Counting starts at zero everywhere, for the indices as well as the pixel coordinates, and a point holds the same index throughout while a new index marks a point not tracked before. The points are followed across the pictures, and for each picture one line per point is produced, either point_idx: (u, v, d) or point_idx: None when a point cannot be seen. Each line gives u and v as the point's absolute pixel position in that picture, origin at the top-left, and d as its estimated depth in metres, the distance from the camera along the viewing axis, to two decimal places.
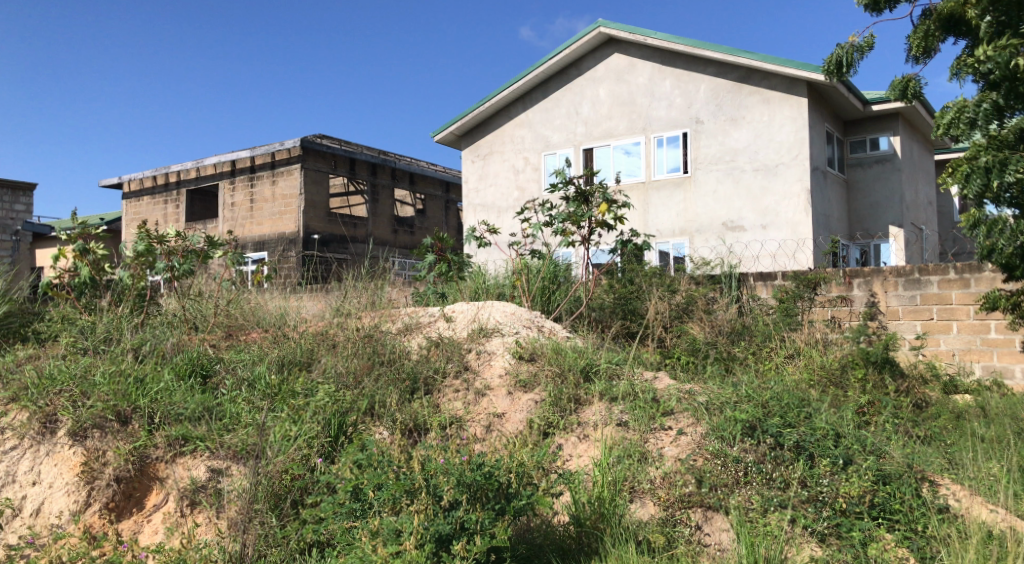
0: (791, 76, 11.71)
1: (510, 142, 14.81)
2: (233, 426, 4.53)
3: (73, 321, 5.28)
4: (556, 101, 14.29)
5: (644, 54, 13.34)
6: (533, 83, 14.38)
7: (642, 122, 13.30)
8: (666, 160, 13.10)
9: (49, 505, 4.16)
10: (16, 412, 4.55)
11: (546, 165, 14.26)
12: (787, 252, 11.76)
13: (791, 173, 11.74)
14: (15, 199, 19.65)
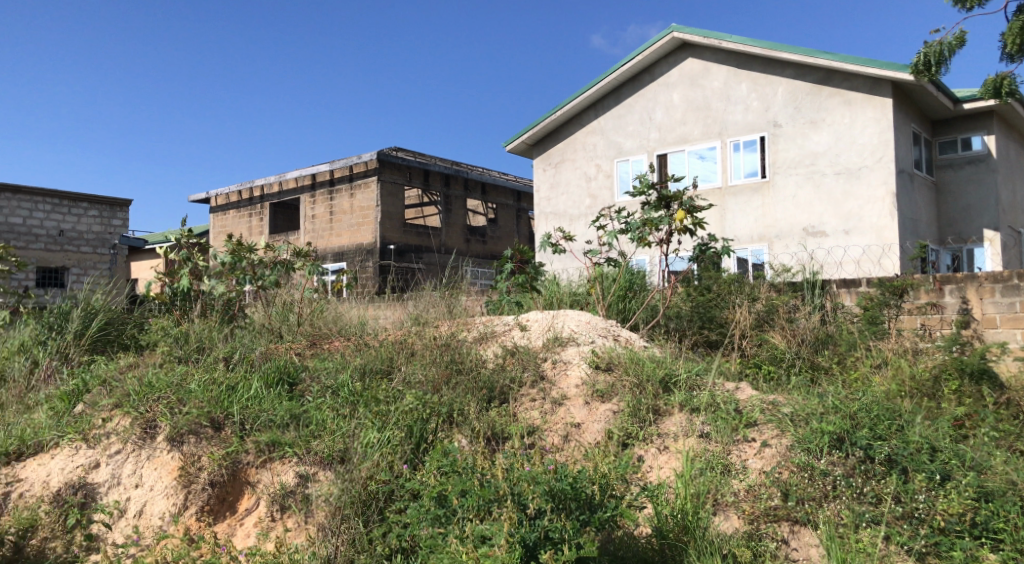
0: (874, 76, 11.36)
1: (582, 149, 14.80)
2: (320, 433, 4.67)
3: (169, 330, 5.53)
4: (628, 107, 14.22)
5: (719, 58, 13.18)
6: (606, 90, 14.35)
7: (717, 126, 13.10)
8: (743, 165, 12.84)
9: (150, 507, 4.34)
10: (119, 418, 4.76)
11: (618, 173, 14.19)
12: (873, 258, 11.38)
13: (875, 176, 11.38)
14: (113, 214, 20.75)
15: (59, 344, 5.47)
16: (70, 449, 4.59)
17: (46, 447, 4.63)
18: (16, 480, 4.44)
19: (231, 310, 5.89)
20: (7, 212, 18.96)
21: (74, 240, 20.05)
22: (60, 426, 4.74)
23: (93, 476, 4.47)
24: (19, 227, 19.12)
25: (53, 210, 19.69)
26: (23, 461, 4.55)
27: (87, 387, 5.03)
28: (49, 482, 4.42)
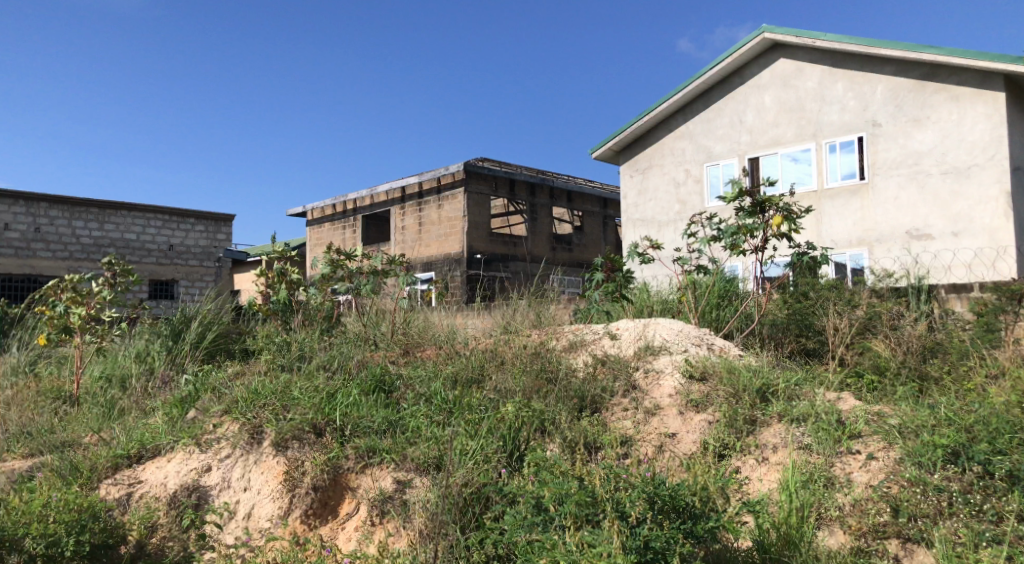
0: (984, 70, 10.80)
1: (670, 155, 14.61)
2: (416, 440, 4.76)
3: (273, 340, 5.77)
4: (718, 110, 13.99)
5: (812, 57, 12.84)
6: (694, 93, 14.17)
7: (812, 128, 12.73)
8: (840, 166, 12.41)
9: (259, 510, 4.54)
10: (228, 424, 4.99)
11: (708, 177, 13.96)
12: (986, 261, 10.80)
13: (986, 175, 10.80)
14: (218, 228, 21.84)
15: (175, 354, 5.79)
16: (185, 453, 4.83)
17: (163, 451, 4.88)
18: (137, 481, 4.69)
19: (331, 319, 6.10)
20: (124, 228, 20.21)
21: (183, 254, 21.15)
22: (175, 430, 5.00)
23: (206, 479, 4.69)
24: (134, 243, 20.35)
25: (164, 225, 20.84)
26: (143, 463, 4.81)
27: (198, 394, 5.31)
28: (166, 484, 4.65)
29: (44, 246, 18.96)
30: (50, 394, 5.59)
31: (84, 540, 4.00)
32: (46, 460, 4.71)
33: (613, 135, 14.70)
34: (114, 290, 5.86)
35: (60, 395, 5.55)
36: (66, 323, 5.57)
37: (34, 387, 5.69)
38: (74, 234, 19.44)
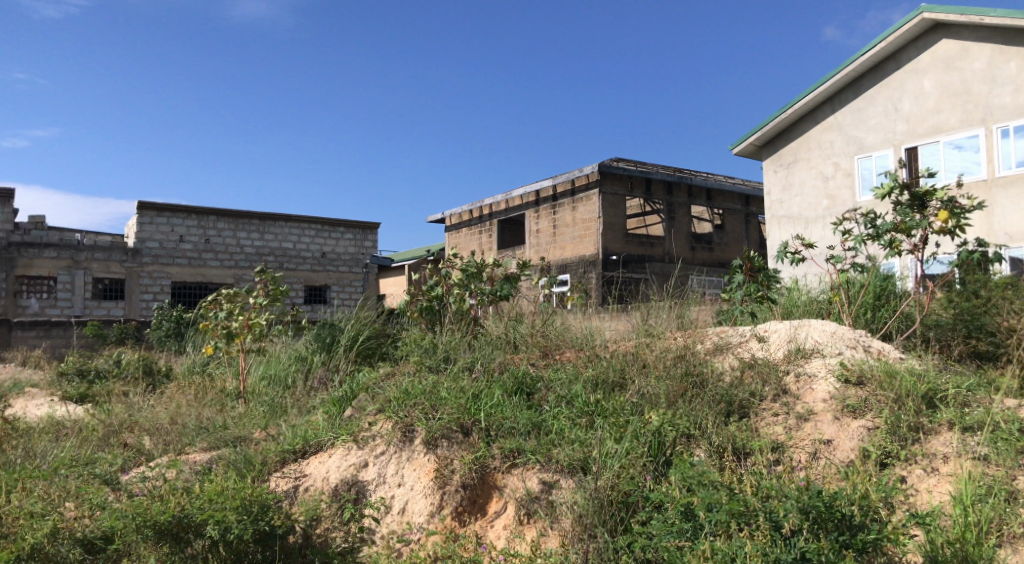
0: None
1: (817, 147, 14.12)
2: (560, 441, 4.80)
3: (420, 342, 6.04)
4: (870, 99, 13.33)
5: (980, 36, 11.87)
6: (843, 83, 13.64)
7: (980, 112, 11.74)
8: (1014, 152, 11.33)
9: (412, 505, 4.72)
10: (382, 422, 5.24)
11: (860, 170, 13.32)
12: None
13: None
14: (365, 236, 23.22)
15: (329, 356, 6.20)
16: (344, 448, 5.12)
17: (325, 447, 5.19)
18: (302, 475, 5.00)
19: (471, 323, 6.31)
20: (281, 238, 21.76)
21: (334, 261, 22.64)
22: (334, 428, 5.31)
23: (364, 474, 4.94)
24: (291, 251, 21.90)
25: (317, 234, 22.40)
26: (307, 458, 5.13)
27: (354, 394, 5.63)
28: (328, 478, 4.95)
29: (213, 256, 20.60)
30: (225, 393, 6.09)
31: (251, 527, 4.28)
32: (223, 453, 5.10)
33: (755, 130, 14.44)
34: (269, 296, 6.23)
35: (233, 393, 6.06)
36: (229, 329, 6.02)
37: (209, 387, 6.20)
38: (238, 244, 21.03)
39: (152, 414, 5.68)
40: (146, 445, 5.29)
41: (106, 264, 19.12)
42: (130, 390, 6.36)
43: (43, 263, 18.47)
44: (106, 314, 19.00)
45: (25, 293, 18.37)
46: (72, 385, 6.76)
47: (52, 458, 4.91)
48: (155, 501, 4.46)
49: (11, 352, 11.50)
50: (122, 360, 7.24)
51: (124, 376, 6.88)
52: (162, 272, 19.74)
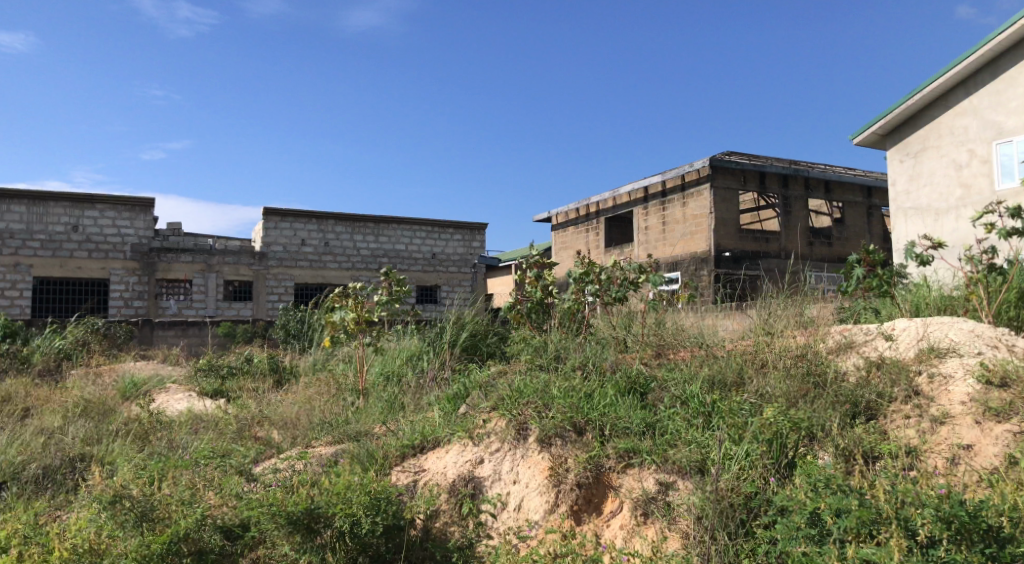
0: None
1: (949, 134, 13.06)
2: (676, 442, 4.72)
3: (529, 342, 6.12)
4: (1012, 80, 12.13)
5: None
6: (979, 64, 12.50)
7: None
8: None
9: (527, 502, 4.77)
10: (496, 420, 5.35)
11: (999, 157, 12.16)
12: None
13: None
14: (473, 237, 23.67)
15: (438, 353, 6.38)
16: (460, 445, 5.25)
17: (442, 443, 5.34)
18: (421, 470, 5.16)
19: (581, 322, 6.35)
20: (394, 240, 22.45)
21: (444, 262, 23.18)
22: (451, 424, 5.45)
23: (480, 470, 5.04)
24: (403, 253, 22.53)
25: (428, 236, 22.97)
26: (425, 453, 5.29)
27: (467, 392, 5.76)
28: (447, 472, 5.08)
29: (332, 258, 21.57)
30: (346, 389, 6.35)
31: (379, 520, 4.46)
32: (347, 447, 5.31)
33: (877, 118, 13.59)
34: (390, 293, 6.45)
35: (351, 389, 6.30)
36: (345, 326, 6.32)
37: (332, 382, 6.51)
38: (354, 246, 21.85)
39: (279, 410, 5.99)
40: (275, 438, 5.58)
41: (236, 267, 20.32)
42: (260, 386, 6.75)
43: (180, 266, 19.69)
44: (236, 314, 20.27)
45: (165, 295, 19.61)
46: (209, 380, 7.20)
47: (193, 449, 5.26)
48: (288, 493, 4.69)
49: (158, 348, 12.34)
50: (252, 359, 7.66)
51: (259, 373, 7.26)
52: (286, 274, 20.92)
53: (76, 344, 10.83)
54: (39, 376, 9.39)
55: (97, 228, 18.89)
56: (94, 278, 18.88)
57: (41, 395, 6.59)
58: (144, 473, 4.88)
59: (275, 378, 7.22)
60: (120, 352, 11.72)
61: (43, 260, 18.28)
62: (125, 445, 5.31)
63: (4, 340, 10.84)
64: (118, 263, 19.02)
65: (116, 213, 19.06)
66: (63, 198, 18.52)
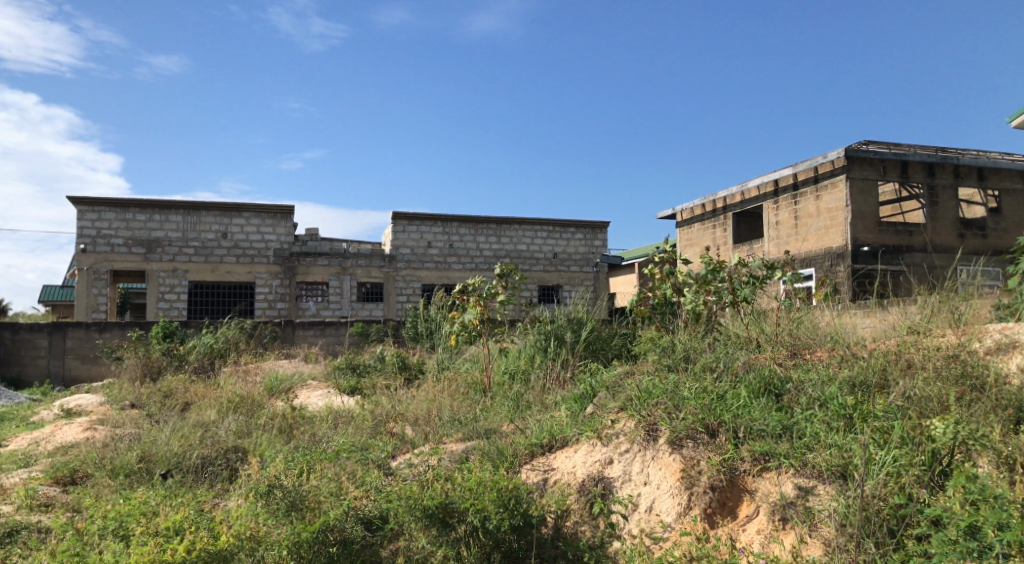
0: None
1: None
2: (814, 445, 4.53)
3: (657, 341, 6.08)
4: None
5: None
6: None
7: None
8: None
9: (659, 504, 4.71)
10: (625, 420, 5.34)
11: None
12: None
13: None
14: (595, 236, 23.75)
15: (556, 351, 6.45)
16: (589, 445, 5.27)
17: (570, 442, 5.38)
18: (551, 468, 5.22)
19: (706, 320, 6.24)
20: (516, 240, 22.91)
21: (566, 262, 23.38)
22: (579, 424, 5.49)
23: (610, 471, 5.04)
24: (525, 252, 22.95)
25: (549, 235, 23.24)
26: (554, 452, 5.35)
27: (594, 392, 5.78)
28: (576, 472, 5.11)
29: (457, 259, 22.25)
30: (473, 387, 6.51)
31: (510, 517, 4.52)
32: (478, 443, 5.44)
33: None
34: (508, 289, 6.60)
35: (478, 389, 6.44)
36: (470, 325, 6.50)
37: (458, 379, 6.69)
38: (477, 247, 22.47)
39: (411, 407, 6.21)
40: (408, 433, 5.80)
41: (368, 270, 21.33)
42: (392, 383, 7.02)
43: (318, 269, 20.91)
44: (368, 314, 21.39)
45: (305, 297, 20.85)
46: (343, 378, 7.62)
47: (334, 443, 5.54)
48: (423, 488, 4.86)
49: (298, 348, 13.07)
50: (384, 357, 8.03)
51: (389, 371, 7.58)
52: (413, 276, 21.80)
53: (226, 344, 11.64)
54: (195, 373, 10.26)
55: (244, 234, 20.33)
56: (242, 282, 20.35)
57: (198, 390, 7.13)
58: (294, 465, 5.23)
59: (407, 375, 7.48)
60: (264, 351, 12.49)
61: (196, 265, 19.85)
62: (271, 438, 5.68)
63: (165, 339, 11.81)
64: (263, 267, 20.41)
65: (260, 221, 20.46)
66: (213, 207, 20.05)
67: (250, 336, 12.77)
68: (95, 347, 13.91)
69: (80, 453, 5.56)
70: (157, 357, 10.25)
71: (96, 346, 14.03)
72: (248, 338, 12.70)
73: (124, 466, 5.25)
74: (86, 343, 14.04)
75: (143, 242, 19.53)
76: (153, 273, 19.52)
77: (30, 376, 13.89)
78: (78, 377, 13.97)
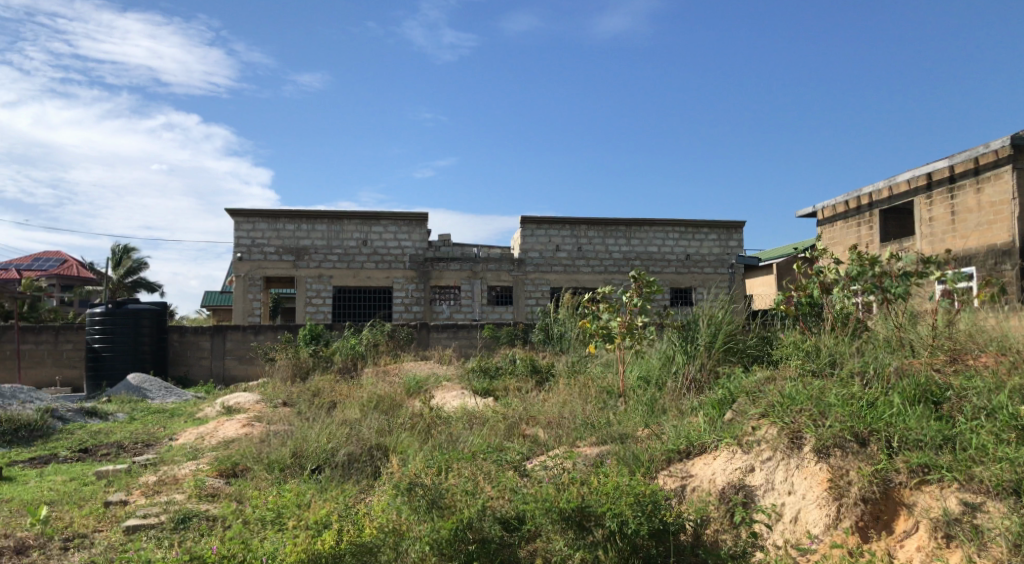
0: None
1: None
2: (982, 459, 4.18)
3: (800, 345, 5.87)
4: None
5: None
6: None
7: None
8: None
9: (805, 515, 4.51)
10: (767, 427, 5.15)
11: None
12: None
13: None
14: (730, 236, 23.14)
15: (694, 355, 6.39)
16: (729, 452, 5.14)
17: (709, 449, 5.27)
18: (689, 475, 5.13)
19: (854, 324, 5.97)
20: (647, 242, 22.66)
21: (699, 263, 22.88)
22: (717, 430, 5.38)
23: (751, 479, 4.88)
24: (656, 254, 22.67)
25: (681, 237, 22.85)
26: (692, 458, 5.26)
27: (733, 397, 5.66)
28: (715, 479, 4.99)
29: (585, 262, 22.30)
30: (606, 392, 6.54)
31: (648, 523, 4.46)
32: (613, 448, 5.43)
33: None
34: (641, 296, 6.72)
35: (612, 393, 6.47)
36: (608, 330, 6.63)
37: (593, 385, 6.71)
38: (607, 249, 22.40)
39: (545, 410, 6.29)
40: (541, 436, 5.87)
41: (498, 273, 21.75)
42: (524, 386, 7.16)
43: (450, 274, 21.53)
44: (498, 317, 21.79)
45: (438, 300, 21.53)
46: (477, 380, 7.89)
47: (469, 444, 5.68)
48: (559, 490, 4.89)
49: (432, 350, 13.48)
50: (514, 361, 8.25)
51: (522, 375, 7.76)
52: (543, 278, 22.06)
53: (367, 345, 12.22)
54: (339, 373, 10.85)
55: (383, 242, 21.27)
56: (381, 286, 21.34)
57: (343, 390, 7.52)
58: (433, 463, 5.40)
59: (537, 378, 7.68)
60: (401, 352, 13.00)
61: (340, 271, 20.98)
62: (411, 437, 5.90)
63: (311, 341, 12.58)
64: (400, 272, 21.24)
65: (397, 227, 21.31)
66: (355, 216, 21.10)
67: (389, 338, 13.33)
68: (250, 348, 15.00)
69: (240, 447, 6.00)
70: (305, 358, 10.93)
71: (251, 347, 15.11)
72: (387, 340, 13.25)
73: (279, 460, 5.61)
74: (243, 344, 15.17)
75: (293, 250, 20.80)
76: (301, 279, 20.79)
77: (195, 375, 15.15)
78: (236, 376, 15.14)
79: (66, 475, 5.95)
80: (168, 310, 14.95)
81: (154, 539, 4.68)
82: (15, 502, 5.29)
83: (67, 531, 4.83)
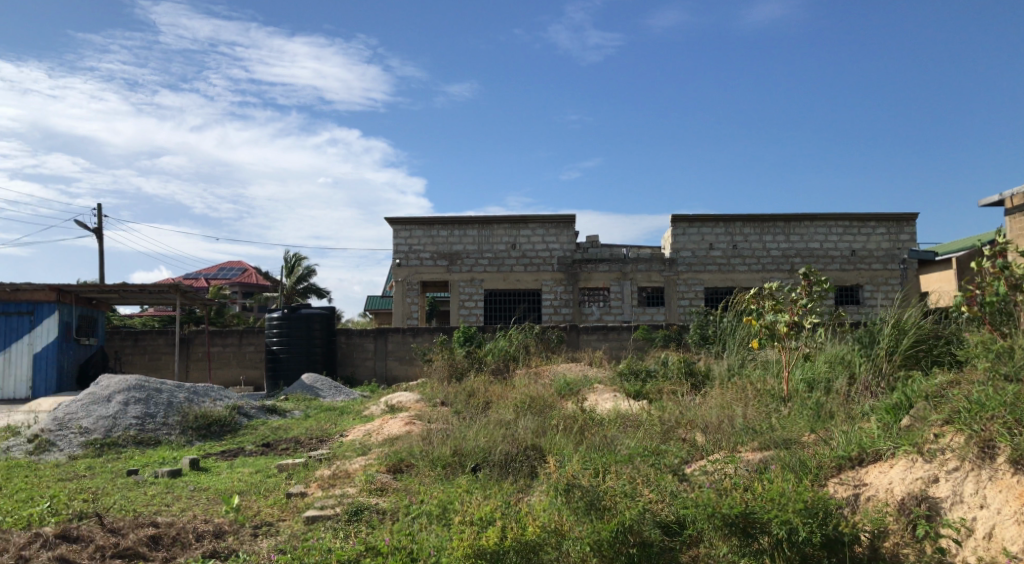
0: None
1: None
2: None
3: (989, 346, 5.40)
4: None
5: None
6: None
7: None
8: None
9: (1001, 531, 4.11)
10: (952, 435, 4.78)
11: None
12: None
13: None
14: (901, 229, 21.74)
15: (873, 356, 6.21)
16: (908, 460, 4.81)
17: (885, 457, 4.97)
18: (863, 484, 4.85)
19: None
20: (807, 238, 21.67)
21: (867, 259, 21.62)
22: (894, 437, 5.06)
23: (935, 490, 4.53)
24: (818, 251, 21.62)
25: (845, 232, 21.69)
26: (865, 466, 4.99)
27: (910, 403, 5.33)
28: (893, 489, 4.67)
29: (741, 261, 21.63)
30: (769, 395, 6.41)
31: (818, 530, 4.25)
32: (776, 454, 5.25)
33: None
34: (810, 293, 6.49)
35: (777, 396, 6.33)
36: (773, 328, 6.60)
37: (751, 387, 6.58)
38: (765, 247, 21.64)
39: (701, 413, 6.17)
40: (700, 441, 5.79)
41: (649, 274, 21.52)
42: (677, 389, 7.08)
43: (600, 276, 21.48)
44: (650, 319, 21.44)
45: (589, 302, 21.55)
46: (627, 382, 7.88)
47: (626, 446, 5.66)
48: (721, 495, 4.74)
49: (585, 351, 13.55)
50: (664, 362, 8.20)
51: (674, 376, 7.71)
52: (696, 278, 21.60)
53: (518, 347, 12.45)
54: (493, 374, 11.16)
55: (531, 245, 21.64)
56: (530, 289, 21.64)
57: (497, 391, 7.74)
58: (590, 465, 5.41)
59: (692, 382, 7.52)
60: (553, 354, 13.14)
61: (491, 275, 21.56)
62: (565, 438, 5.95)
63: (464, 343, 13.00)
64: (548, 274, 21.52)
65: (545, 231, 21.65)
66: (504, 220, 21.60)
67: (540, 339, 13.51)
68: (409, 349, 15.74)
69: (404, 444, 6.30)
70: (460, 359, 11.32)
71: (411, 348, 15.86)
72: (539, 341, 13.49)
73: (441, 458, 5.84)
74: (403, 346, 15.95)
75: (447, 255, 21.62)
76: (456, 282, 21.57)
77: (360, 375, 16.06)
78: (397, 376, 15.88)
79: (253, 467, 6.50)
80: (337, 314, 15.88)
81: (331, 529, 4.99)
82: (211, 490, 5.83)
83: (255, 519, 5.25)
